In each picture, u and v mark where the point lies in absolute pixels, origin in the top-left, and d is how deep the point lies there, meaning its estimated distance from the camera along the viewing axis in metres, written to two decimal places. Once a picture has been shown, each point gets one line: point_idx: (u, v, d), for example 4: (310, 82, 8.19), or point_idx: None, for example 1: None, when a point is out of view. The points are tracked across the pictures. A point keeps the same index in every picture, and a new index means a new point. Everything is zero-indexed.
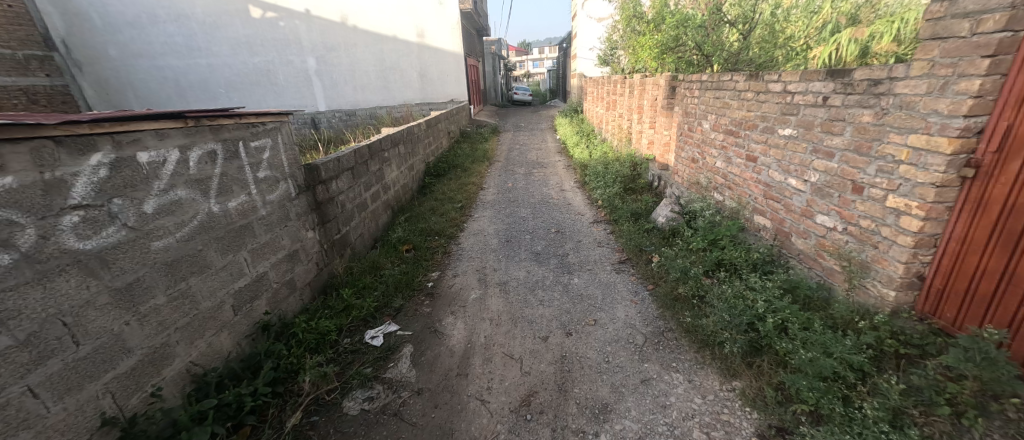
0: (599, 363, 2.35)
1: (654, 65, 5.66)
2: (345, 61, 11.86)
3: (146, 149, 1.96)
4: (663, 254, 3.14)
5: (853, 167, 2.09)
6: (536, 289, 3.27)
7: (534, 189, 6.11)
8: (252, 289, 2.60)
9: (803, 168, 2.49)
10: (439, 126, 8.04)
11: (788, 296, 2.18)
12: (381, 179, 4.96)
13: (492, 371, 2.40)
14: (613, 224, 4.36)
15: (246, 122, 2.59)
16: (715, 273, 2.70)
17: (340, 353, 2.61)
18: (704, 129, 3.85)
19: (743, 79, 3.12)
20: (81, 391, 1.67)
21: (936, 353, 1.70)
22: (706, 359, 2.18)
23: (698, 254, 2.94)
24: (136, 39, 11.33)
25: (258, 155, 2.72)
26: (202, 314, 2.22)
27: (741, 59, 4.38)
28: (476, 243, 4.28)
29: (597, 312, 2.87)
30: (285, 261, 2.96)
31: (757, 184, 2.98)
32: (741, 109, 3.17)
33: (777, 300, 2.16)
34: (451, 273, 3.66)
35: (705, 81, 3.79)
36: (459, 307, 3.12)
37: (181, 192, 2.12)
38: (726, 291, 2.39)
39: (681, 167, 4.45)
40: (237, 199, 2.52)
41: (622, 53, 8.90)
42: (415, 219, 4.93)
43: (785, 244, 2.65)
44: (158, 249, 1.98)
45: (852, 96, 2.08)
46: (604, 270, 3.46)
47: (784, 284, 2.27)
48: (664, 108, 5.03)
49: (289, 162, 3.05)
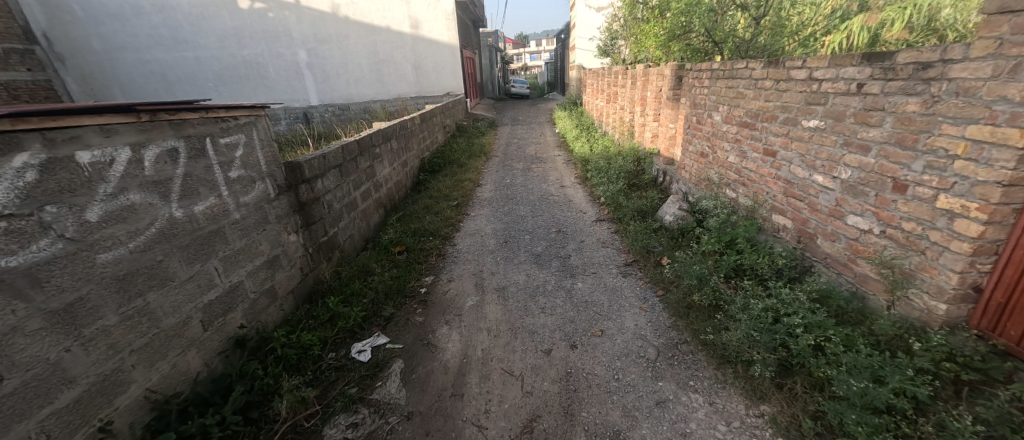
0: (608, 381, 2.13)
1: (658, 55, 5.41)
2: (337, 54, 11.59)
3: (88, 148, 1.71)
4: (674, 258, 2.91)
5: (894, 162, 1.86)
6: (537, 296, 3.04)
7: (534, 185, 5.87)
8: (224, 301, 2.36)
9: (831, 163, 2.25)
10: (434, 120, 7.81)
11: (821, 307, 1.95)
12: (373, 177, 4.71)
13: (490, 391, 2.17)
14: (617, 223, 4.13)
15: (214, 115, 2.34)
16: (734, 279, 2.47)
17: (323, 371, 2.38)
18: (715, 122, 3.62)
19: (760, 66, 2.88)
20: (8, 433, 1.45)
21: (1003, 379, 1.49)
22: (728, 377, 1.96)
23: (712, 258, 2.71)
24: (120, 32, 10.98)
25: (230, 152, 2.47)
26: (163, 333, 1.98)
27: (753, 47, 4.16)
28: (473, 244, 4.04)
29: (604, 321, 2.65)
30: (264, 268, 2.72)
31: (776, 181, 2.75)
32: (757, 99, 2.93)
33: (808, 313, 1.94)
34: (447, 277, 3.42)
35: (715, 70, 3.55)
36: (454, 316, 2.89)
37: (134, 196, 1.88)
38: (749, 302, 2.16)
39: (689, 162, 4.23)
40: (205, 203, 2.27)
41: (623, 43, 8.62)
42: (409, 219, 4.68)
43: (810, 246, 2.43)
44: (106, 262, 1.75)
45: (894, 82, 1.84)
46: (609, 273, 3.24)
47: (815, 294, 2.04)
48: (670, 99, 4.77)
49: (267, 160, 2.80)
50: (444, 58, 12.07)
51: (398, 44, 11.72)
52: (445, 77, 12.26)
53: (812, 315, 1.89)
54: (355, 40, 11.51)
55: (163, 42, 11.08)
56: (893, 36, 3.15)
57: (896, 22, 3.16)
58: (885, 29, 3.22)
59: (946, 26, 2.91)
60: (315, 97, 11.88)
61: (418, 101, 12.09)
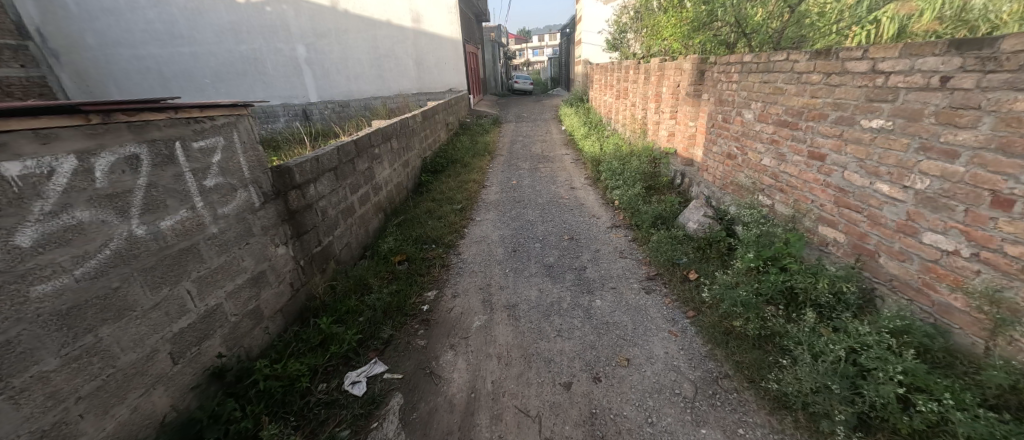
0: (640, 426, 1.85)
1: (677, 47, 5.06)
2: (337, 48, 11.28)
3: (18, 158, 1.43)
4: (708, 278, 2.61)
5: (995, 173, 1.58)
6: (551, 315, 2.73)
7: (542, 186, 5.55)
8: (199, 328, 2.07)
9: (901, 170, 1.94)
10: (436, 117, 7.48)
11: (908, 348, 1.67)
12: (371, 179, 4.41)
13: (503, 436, 1.89)
14: (635, 230, 3.83)
15: (185, 116, 2.03)
16: (782, 304, 2.17)
17: (311, 407, 2.11)
18: (746, 121, 3.29)
19: (805, 58, 2.57)
20: None
21: None
22: (786, 427, 1.71)
23: (751, 276, 2.40)
24: (114, 27, 10.66)
25: (207, 157, 2.17)
26: (121, 371, 1.70)
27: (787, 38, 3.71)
28: (478, 253, 3.74)
29: (629, 347, 2.34)
30: (247, 286, 2.43)
31: (826, 189, 2.43)
32: (801, 95, 2.62)
33: (889, 354, 1.65)
34: (451, 292, 3.13)
35: (748, 63, 3.23)
36: (460, 339, 2.59)
37: (81, 213, 1.59)
38: (812, 337, 1.88)
39: (713, 163, 3.91)
40: (175, 217, 1.97)
41: (634, 36, 8.29)
42: (409, 225, 4.39)
43: (868, 265, 2.12)
44: (43, 296, 1.48)
45: (997, 74, 1.57)
46: (630, 289, 2.93)
47: (895, 329, 1.76)
48: (690, 95, 4.43)
49: (251, 165, 2.50)
50: (445, 52, 12.00)
51: (399, 38, 11.50)
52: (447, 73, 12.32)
53: (898, 359, 1.62)
54: (356, 34, 11.22)
55: (159, 37, 10.77)
56: (921, 28, 2.76)
57: (926, 12, 2.78)
58: (913, 22, 2.84)
59: (975, 16, 2.47)
60: (314, 94, 11.58)
61: (419, 97, 12.14)
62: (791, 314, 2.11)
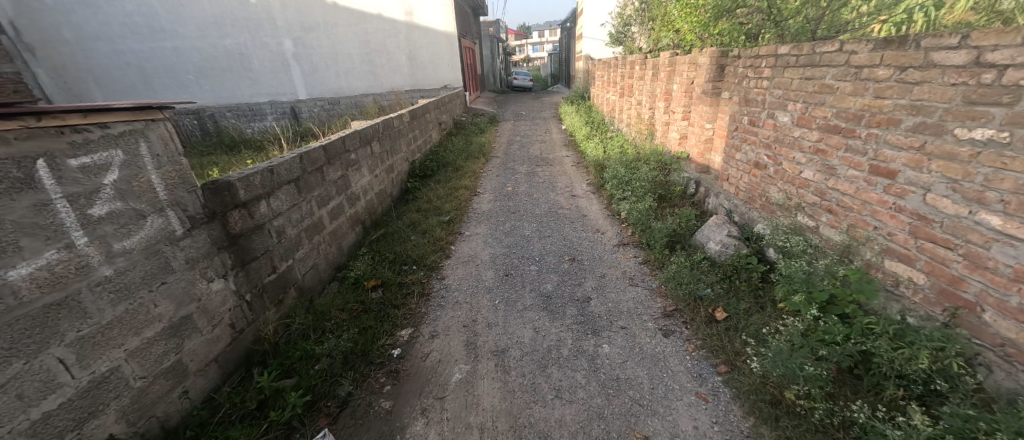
0: None
1: (692, 37, 4.54)
2: (326, 43, 10.79)
3: None
4: (752, 334, 2.15)
5: None
6: (549, 366, 2.23)
7: (539, 194, 5.04)
8: (79, 407, 1.60)
9: (1021, 198, 1.46)
10: (427, 116, 6.95)
11: None
12: (345, 189, 3.88)
13: None
14: (646, 249, 3.34)
15: (56, 123, 1.57)
16: (859, 372, 1.72)
17: None
18: (780, 124, 2.77)
19: (867, 49, 2.06)
20: None
21: None
22: None
23: (809, 326, 1.92)
24: (91, 20, 10.07)
25: (98, 176, 1.69)
26: None
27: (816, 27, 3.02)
28: (464, 278, 3.22)
29: (648, 419, 1.84)
30: (163, 338, 1.92)
31: (897, 215, 1.92)
32: (859, 96, 2.12)
33: None
34: (429, 331, 2.61)
35: (785, 55, 2.71)
36: (435, 400, 2.09)
37: None
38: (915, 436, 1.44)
39: (735, 172, 3.41)
40: (37, 261, 1.51)
41: (639, 30, 7.75)
42: (388, 241, 3.87)
43: (966, 321, 1.64)
44: None
45: None
46: (644, 331, 2.42)
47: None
48: (707, 93, 3.92)
49: (170, 183, 1.98)
50: (439, 47, 11.43)
51: (390, 32, 10.98)
52: (441, 68, 11.68)
53: None
54: (346, 28, 10.72)
55: (138, 31, 10.21)
56: (950, 19, 2.24)
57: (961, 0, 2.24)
58: (939, 14, 2.30)
59: (1013, 4, 1.97)
60: (303, 91, 11.13)
61: (412, 94, 11.60)
62: (876, 390, 1.67)
